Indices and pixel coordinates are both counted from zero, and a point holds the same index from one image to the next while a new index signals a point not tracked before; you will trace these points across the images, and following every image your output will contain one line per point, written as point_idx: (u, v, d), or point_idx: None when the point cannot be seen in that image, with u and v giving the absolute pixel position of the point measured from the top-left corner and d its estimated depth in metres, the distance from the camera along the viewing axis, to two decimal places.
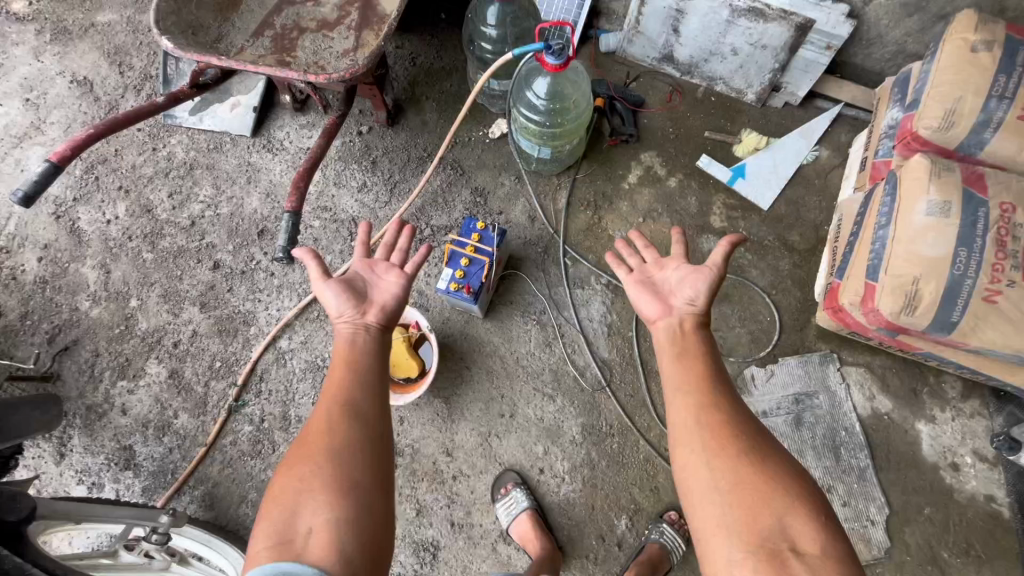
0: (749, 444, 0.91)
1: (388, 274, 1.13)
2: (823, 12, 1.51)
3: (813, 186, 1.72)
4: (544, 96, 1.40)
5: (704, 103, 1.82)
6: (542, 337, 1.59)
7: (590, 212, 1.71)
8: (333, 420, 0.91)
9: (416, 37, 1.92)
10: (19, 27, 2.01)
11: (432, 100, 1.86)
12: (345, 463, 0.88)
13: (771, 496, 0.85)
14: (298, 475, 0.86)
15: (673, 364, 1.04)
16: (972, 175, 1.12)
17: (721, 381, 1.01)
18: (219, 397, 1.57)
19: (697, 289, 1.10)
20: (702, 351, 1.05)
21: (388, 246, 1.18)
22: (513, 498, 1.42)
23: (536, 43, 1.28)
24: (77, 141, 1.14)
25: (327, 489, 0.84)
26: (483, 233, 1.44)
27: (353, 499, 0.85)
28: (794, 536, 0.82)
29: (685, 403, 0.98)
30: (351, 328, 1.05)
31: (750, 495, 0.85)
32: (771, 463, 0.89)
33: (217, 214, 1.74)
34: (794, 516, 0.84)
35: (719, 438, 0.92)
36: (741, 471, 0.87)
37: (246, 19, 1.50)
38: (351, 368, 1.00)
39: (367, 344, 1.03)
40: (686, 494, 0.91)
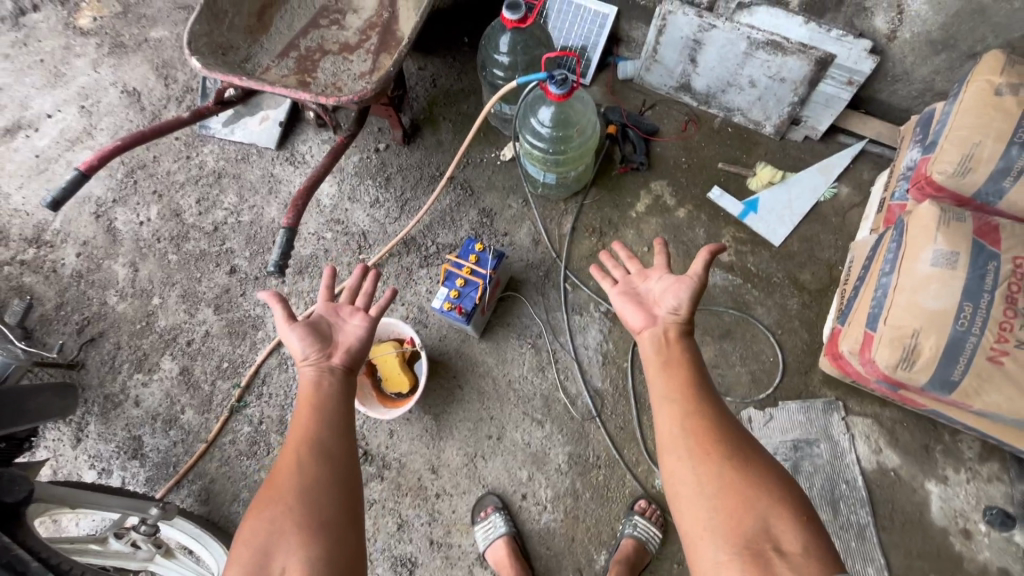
0: (731, 452, 0.96)
1: (352, 318, 1.18)
2: (844, 47, 1.47)
3: (829, 224, 1.65)
4: (548, 124, 1.41)
5: (720, 133, 1.79)
6: (536, 361, 1.59)
7: (595, 239, 1.71)
8: (300, 462, 0.96)
9: (438, 59, 1.98)
10: (83, 40, 2.20)
11: (448, 121, 1.91)
12: (311, 504, 0.93)
13: (754, 499, 0.90)
14: (267, 519, 0.91)
15: (659, 374, 1.07)
16: (986, 226, 1.05)
17: (703, 389, 1.05)
18: (224, 396, 1.65)
19: (681, 299, 1.12)
20: (687, 362, 1.08)
21: (355, 290, 1.22)
22: (491, 523, 1.42)
23: (540, 73, 1.31)
24: (106, 151, 1.22)
25: (297, 531, 0.89)
26: (480, 256, 1.46)
27: (320, 538, 0.90)
28: (778, 536, 0.88)
29: (671, 414, 1.02)
30: (315, 372, 1.09)
31: (734, 500, 0.90)
32: (752, 468, 0.94)
33: (238, 221, 1.84)
34: (778, 518, 0.89)
35: (705, 445, 0.97)
36: (726, 477, 0.93)
37: (274, 41, 1.59)
38: (316, 411, 1.05)
39: (333, 389, 1.08)
40: (674, 498, 0.97)
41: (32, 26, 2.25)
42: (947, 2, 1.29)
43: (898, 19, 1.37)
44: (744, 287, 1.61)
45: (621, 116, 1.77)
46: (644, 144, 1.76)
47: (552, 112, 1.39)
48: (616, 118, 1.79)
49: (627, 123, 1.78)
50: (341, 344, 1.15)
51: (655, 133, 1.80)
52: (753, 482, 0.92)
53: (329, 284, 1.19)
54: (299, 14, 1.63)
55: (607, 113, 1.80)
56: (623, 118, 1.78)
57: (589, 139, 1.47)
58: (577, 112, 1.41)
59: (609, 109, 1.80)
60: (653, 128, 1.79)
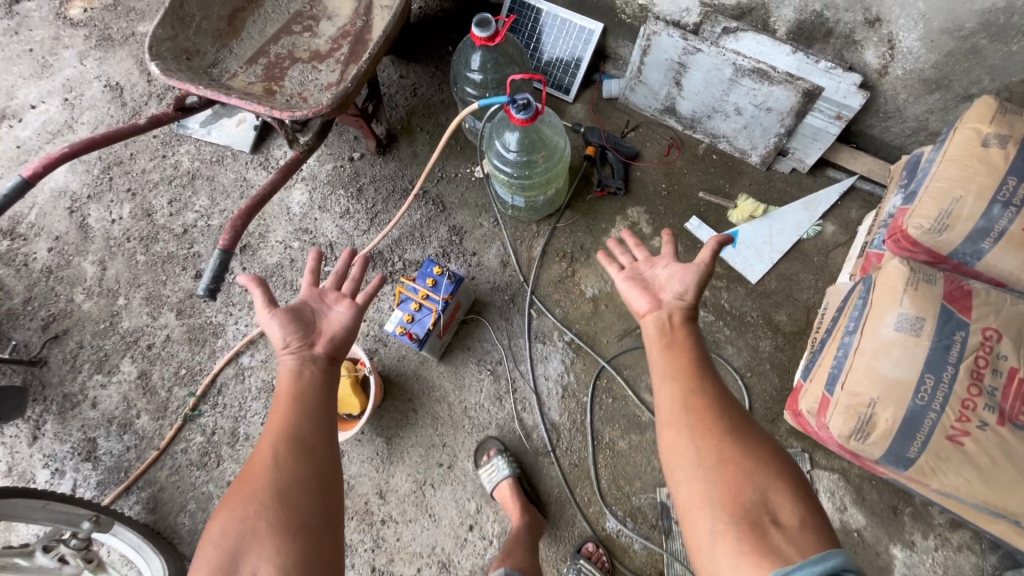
0: (730, 430, 0.88)
1: (339, 304, 1.09)
2: (832, 79, 1.39)
3: (810, 263, 1.58)
4: (513, 148, 1.36)
5: (704, 160, 1.72)
6: (494, 389, 1.54)
7: (565, 264, 1.65)
8: (280, 455, 0.86)
9: (421, 67, 1.93)
10: (72, 31, 2.19)
11: (426, 132, 1.86)
12: (290, 502, 0.82)
13: (751, 469, 0.82)
14: (240, 515, 0.81)
15: (660, 355, 1.01)
16: (957, 291, 0.99)
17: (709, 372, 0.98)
18: (179, 403, 1.63)
19: (687, 283, 1.06)
20: (692, 346, 1.01)
21: (340, 275, 1.13)
22: (494, 465, 1.43)
23: (503, 96, 1.25)
24: (52, 159, 1.20)
25: (272, 532, 0.79)
26: (438, 278, 1.43)
27: (299, 541, 0.79)
28: (775, 510, 0.78)
29: (671, 396, 0.95)
30: (295, 361, 0.99)
31: (732, 469, 0.82)
32: (753, 443, 0.86)
33: (208, 225, 1.82)
34: (776, 491, 0.80)
35: (704, 420, 0.89)
36: (724, 448, 0.85)
37: (244, 46, 1.56)
38: (296, 403, 0.94)
39: (313, 379, 0.98)
40: (671, 473, 0.88)
41: (25, 14, 2.24)
42: (940, 41, 1.21)
43: (889, 54, 1.29)
44: (715, 325, 1.54)
45: (600, 138, 1.71)
46: (623, 169, 1.69)
47: (517, 135, 1.32)
48: (595, 139, 1.72)
49: (607, 145, 1.72)
50: (320, 328, 1.05)
51: (636, 157, 1.73)
52: (752, 455, 0.84)
53: (313, 269, 1.11)
54: (272, 18, 1.60)
55: (586, 134, 1.74)
56: (603, 140, 1.72)
57: (559, 163, 1.41)
58: (546, 136, 1.35)
59: (589, 130, 1.74)
60: (633, 152, 1.73)
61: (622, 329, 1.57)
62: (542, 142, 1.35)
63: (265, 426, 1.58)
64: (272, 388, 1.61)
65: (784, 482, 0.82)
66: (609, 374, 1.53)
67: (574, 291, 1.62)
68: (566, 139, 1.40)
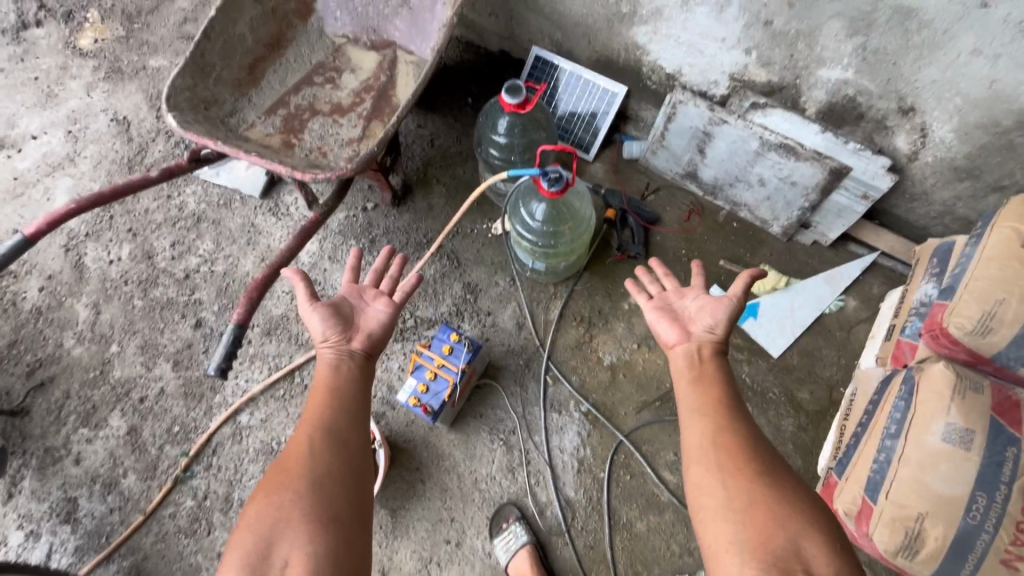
0: (763, 468, 0.84)
1: (374, 301, 1.09)
2: (861, 161, 1.39)
3: (833, 339, 1.55)
4: (539, 219, 1.33)
5: (724, 227, 1.71)
6: (506, 460, 1.48)
7: (583, 329, 1.61)
8: (317, 446, 0.85)
9: (439, 118, 1.91)
10: (81, 61, 2.14)
11: (442, 185, 1.83)
12: (325, 495, 0.81)
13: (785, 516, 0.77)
14: (275, 502, 0.79)
15: (688, 387, 0.96)
16: (1005, 402, 0.97)
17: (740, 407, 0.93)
18: (170, 463, 1.53)
19: (717, 317, 1.01)
20: (723, 379, 0.97)
21: (379, 274, 1.14)
22: (512, 532, 1.38)
23: (534, 168, 1.22)
24: (57, 216, 1.14)
25: (305, 523, 0.77)
26: (455, 346, 1.38)
27: (333, 534, 0.78)
28: (811, 561, 0.74)
29: (700, 428, 0.90)
30: (334, 354, 1.00)
31: (763, 515, 0.78)
32: (785, 484, 0.82)
33: (212, 271, 1.75)
34: (810, 540, 0.76)
35: (732, 457, 0.85)
36: (754, 490, 0.80)
37: (263, 95, 1.52)
38: (333, 396, 0.94)
39: (350, 374, 0.98)
40: (696, 514, 0.83)
41: (32, 41, 2.19)
42: (974, 134, 1.21)
43: (920, 141, 1.29)
44: None
45: (621, 202, 1.69)
46: (643, 234, 1.67)
47: (544, 205, 1.30)
48: (616, 203, 1.71)
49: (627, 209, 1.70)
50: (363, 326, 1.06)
51: (656, 222, 1.71)
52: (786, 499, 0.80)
53: (355, 266, 1.11)
54: (293, 68, 1.58)
55: (607, 196, 1.72)
56: (624, 204, 1.70)
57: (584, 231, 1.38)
58: (573, 205, 1.32)
59: (609, 193, 1.72)
60: (654, 217, 1.71)
61: (641, 400, 1.52)
62: (569, 212, 1.32)
63: None
64: (271, 450, 1.52)
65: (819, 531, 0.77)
66: (627, 449, 1.47)
67: (591, 358, 1.58)
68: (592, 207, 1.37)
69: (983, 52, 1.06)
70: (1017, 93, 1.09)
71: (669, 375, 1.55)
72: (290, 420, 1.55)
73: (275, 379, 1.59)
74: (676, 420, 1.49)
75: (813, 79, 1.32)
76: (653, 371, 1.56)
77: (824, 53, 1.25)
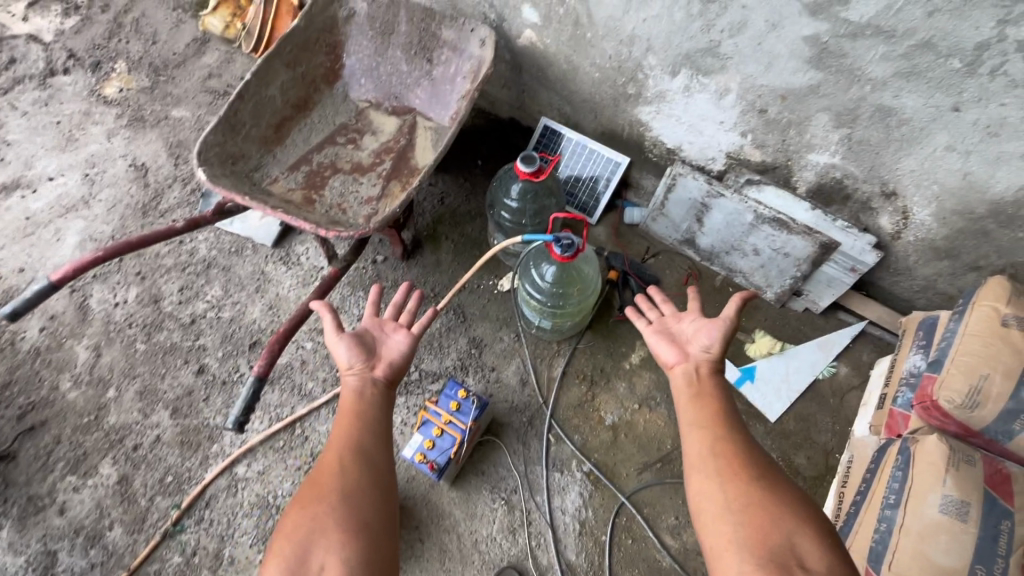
0: (759, 471, 0.87)
1: (397, 335, 1.10)
2: (849, 237, 1.49)
3: (827, 405, 1.60)
4: (548, 279, 1.39)
5: (720, 292, 1.79)
6: (507, 520, 1.46)
7: (585, 387, 1.64)
8: (346, 462, 0.88)
9: (450, 178, 2.01)
10: (104, 109, 2.22)
11: (451, 241, 1.90)
12: (356, 506, 0.83)
13: (778, 515, 0.81)
14: (310, 513, 0.81)
15: (687, 403, 1.00)
16: (996, 475, 1.01)
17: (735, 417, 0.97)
18: (160, 515, 1.48)
19: (716, 337, 1.06)
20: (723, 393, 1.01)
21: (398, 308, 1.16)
22: None
23: (546, 234, 1.30)
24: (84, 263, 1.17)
25: (339, 531, 0.79)
26: (463, 402, 1.39)
27: (365, 541, 0.79)
28: (804, 555, 0.76)
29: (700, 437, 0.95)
30: (358, 381, 1.01)
31: (761, 515, 0.81)
32: (780, 486, 0.85)
33: (218, 317, 1.76)
34: (803, 536, 0.78)
35: (730, 465, 0.88)
36: (754, 496, 0.83)
37: (287, 152, 1.60)
38: (359, 416, 0.96)
39: (375, 400, 0.99)
40: (698, 520, 0.86)
41: (58, 88, 2.28)
42: (951, 218, 1.32)
43: (903, 222, 1.39)
44: None
45: (623, 265, 1.77)
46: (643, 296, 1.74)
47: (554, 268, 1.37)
48: (618, 264, 1.78)
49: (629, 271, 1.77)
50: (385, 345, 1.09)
51: (655, 284, 1.78)
52: (781, 500, 0.83)
53: (376, 301, 1.14)
54: (317, 128, 1.67)
55: (608, 258, 1.79)
56: (625, 266, 1.77)
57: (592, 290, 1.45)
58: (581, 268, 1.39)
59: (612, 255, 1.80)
60: (653, 280, 1.78)
61: (642, 461, 1.54)
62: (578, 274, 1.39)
63: (254, 549, 1.44)
64: (266, 504, 1.49)
65: (811, 528, 0.80)
66: (629, 511, 1.47)
67: (593, 416, 1.60)
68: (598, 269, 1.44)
69: (956, 149, 1.18)
70: (988, 185, 1.20)
71: (670, 436, 1.57)
72: (288, 472, 1.53)
73: (275, 430, 1.58)
74: (677, 483, 1.50)
75: (804, 161, 1.43)
76: (654, 431, 1.58)
77: (813, 140, 1.36)
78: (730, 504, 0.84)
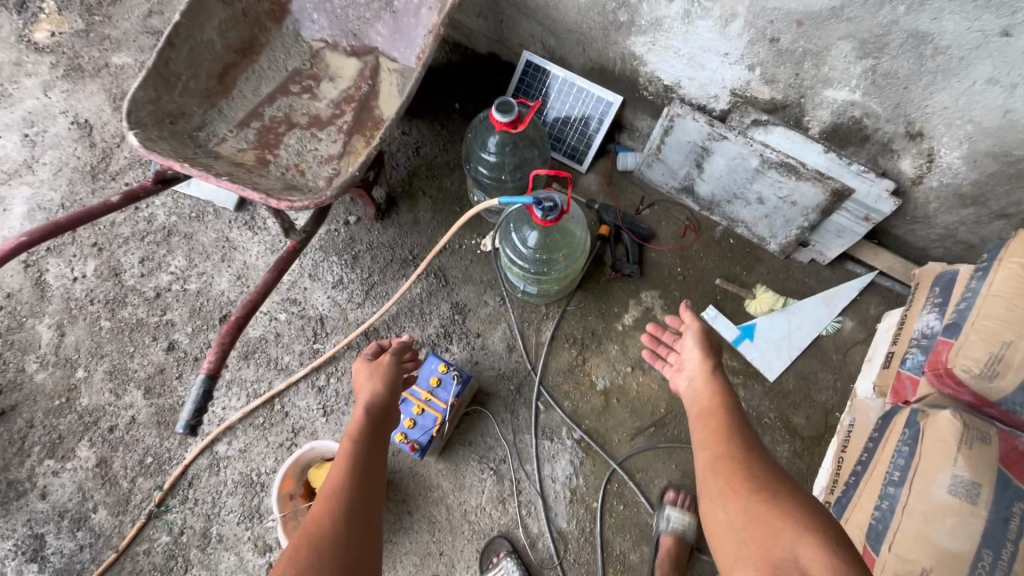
0: (761, 486, 0.91)
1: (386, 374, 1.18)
2: (864, 183, 1.34)
3: (830, 361, 1.52)
4: (531, 246, 1.27)
5: (719, 244, 1.65)
6: (496, 491, 1.43)
7: (575, 351, 1.56)
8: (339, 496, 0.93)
9: (425, 125, 1.82)
10: (36, 57, 1.99)
11: (429, 197, 1.74)
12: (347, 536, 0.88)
13: (778, 526, 0.83)
14: (309, 545, 0.85)
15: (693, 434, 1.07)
16: (1012, 454, 0.94)
17: (742, 437, 1.02)
18: (143, 497, 1.45)
19: (689, 347, 1.24)
20: (722, 413, 1.07)
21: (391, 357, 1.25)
22: (503, 569, 1.33)
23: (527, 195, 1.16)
24: None
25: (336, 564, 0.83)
26: (443, 378, 1.33)
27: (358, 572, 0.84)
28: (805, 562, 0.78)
29: (708, 464, 1.00)
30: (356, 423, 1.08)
31: (762, 530, 0.84)
32: (781, 495, 0.88)
33: (184, 290, 1.65)
34: (804, 544, 0.80)
35: (736, 483, 0.93)
36: (757, 512, 0.87)
37: (235, 106, 1.42)
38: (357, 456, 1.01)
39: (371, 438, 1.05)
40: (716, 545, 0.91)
41: None
42: (983, 162, 1.16)
43: (926, 166, 1.24)
44: None
45: (616, 219, 1.63)
46: (637, 253, 1.62)
47: (537, 232, 1.23)
48: (610, 218, 1.63)
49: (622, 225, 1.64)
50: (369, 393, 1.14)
51: (651, 238, 1.65)
52: (780, 510, 0.85)
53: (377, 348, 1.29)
54: (267, 76, 1.47)
55: (600, 211, 1.65)
56: (618, 220, 1.63)
57: (575, 258, 1.33)
58: (568, 232, 1.27)
59: (603, 207, 1.65)
60: (649, 234, 1.65)
61: (635, 427, 1.48)
62: (563, 239, 1.27)
63: (241, 527, 1.42)
64: (250, 482, 1.46)
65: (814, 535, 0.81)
66: (621, 478, 1.43)
67: (584, 381, 1.53)
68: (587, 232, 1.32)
69: (999, 82, 1.01)
70: None
71: (664, 400, 1.51)
72: (270, 450, 1.49)
73: (253, 407, 1.52)
74: (671, 448, 1.46)
75: (818, 98, 1.26)
76: (647, 395, 1.52)
77: (831, 74, 1.18)
78: (735, 525, 0.88)
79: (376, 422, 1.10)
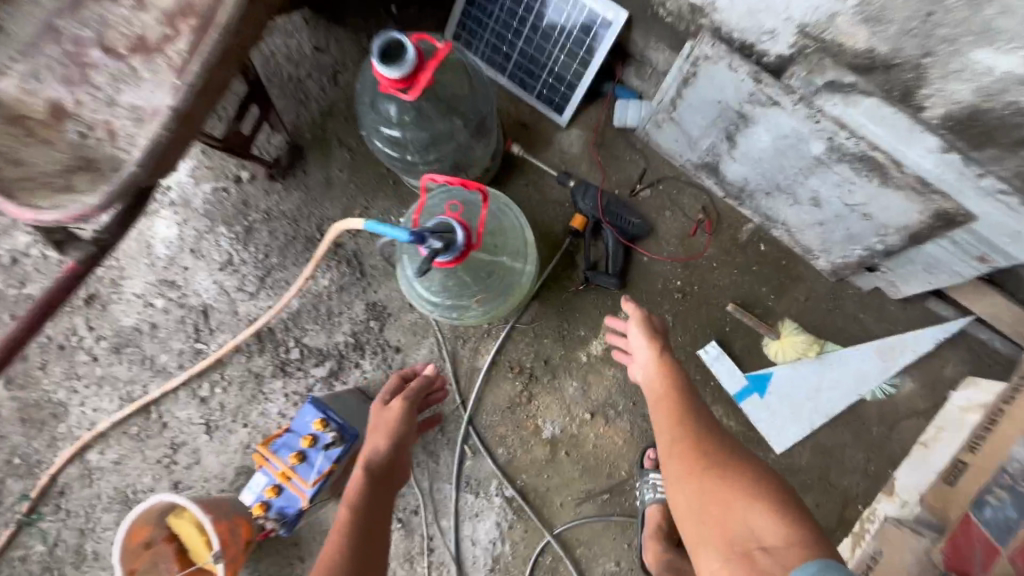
0: (720, 455, 0.75)
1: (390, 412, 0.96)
2: (1007, 210, 0.77)
3: (867, 437, 1.10)
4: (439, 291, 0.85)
5: (744, 251, 1.15)
6: (403, 547, 1.18)
7: (520, 384, 1.18)
8: None
9: (348, 36, 1.27)
10: None
11: (347, 148, 1.27)
12: None
13: (732, 495, 0.70)
14: None
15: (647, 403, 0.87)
16: None
17: (691, 400, 0.83)
18: (13, 501, 1.28)
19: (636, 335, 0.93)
20: (673, 387, 0.85)
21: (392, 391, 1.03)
22: None
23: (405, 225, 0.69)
24: None
25: None
26: (315, 442, 0.98)
27: None
28: (760, 534, 0.66)
29: (659, 439, 0.82)
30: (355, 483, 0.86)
31: (721, 512, 0.70)
32: (738, 463, 0.73)
33: (44, 257, 1.32)
34: (760, 517, 0.67)
35: (687, 457, 0.76)
36: (716, 490, 0.71)
37: (21, 16, 0.94)
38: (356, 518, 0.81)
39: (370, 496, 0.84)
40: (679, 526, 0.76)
41: None
42: None
43: None
44: None
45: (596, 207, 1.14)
46: (620, 258, 1.15)
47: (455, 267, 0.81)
48: (587, 205, 1.15)
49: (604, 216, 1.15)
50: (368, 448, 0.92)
51: (644, 237, 1.16)
52: (737, 483, 0.71)
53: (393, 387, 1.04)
54: None
55: (575, 194, 1.16)
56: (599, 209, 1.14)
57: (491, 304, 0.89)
58: (507, 268, 0.89)
59: (581, 189, 1.16)
60: (641, 230, 1.16)
61: (583, 490, 1.16)
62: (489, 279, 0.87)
63: None
64: (126, 498, 1.26)
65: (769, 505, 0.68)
66: (556, 551, 1.15)
67: (526, 424, 1.18)
68: (533, 263, 0.94)
69: None
70: None
71: (627, 460, 1.15)
72: (147, 465, 1.26)
73: (126, 414, 1.26)
74: (626, 522, 1.14)
75: (961, 58, 0.68)
76: (606, 451, 1.16)
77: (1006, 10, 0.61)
78: (687, 504, 0.73)
79: (378, 479, 0.88)
